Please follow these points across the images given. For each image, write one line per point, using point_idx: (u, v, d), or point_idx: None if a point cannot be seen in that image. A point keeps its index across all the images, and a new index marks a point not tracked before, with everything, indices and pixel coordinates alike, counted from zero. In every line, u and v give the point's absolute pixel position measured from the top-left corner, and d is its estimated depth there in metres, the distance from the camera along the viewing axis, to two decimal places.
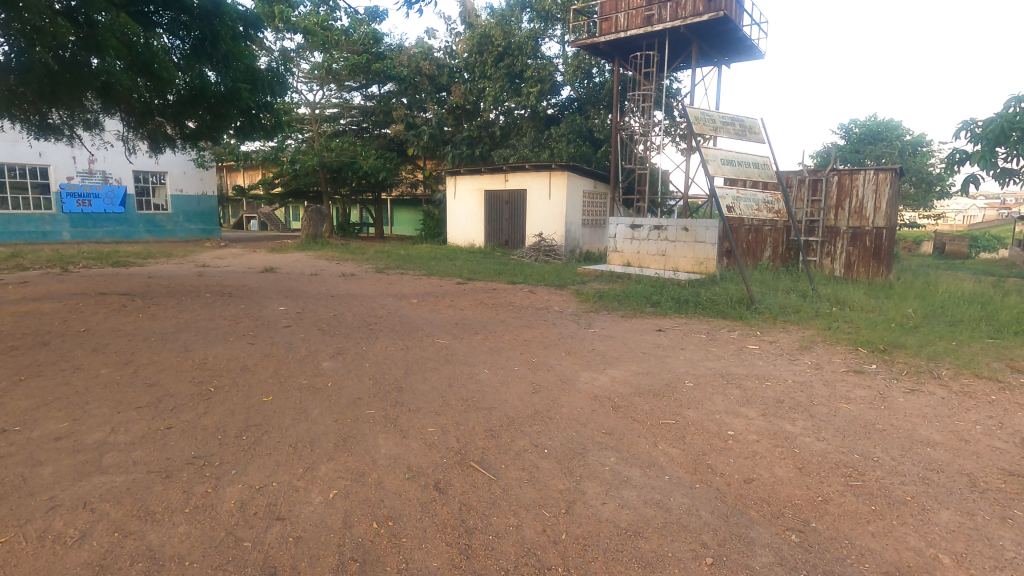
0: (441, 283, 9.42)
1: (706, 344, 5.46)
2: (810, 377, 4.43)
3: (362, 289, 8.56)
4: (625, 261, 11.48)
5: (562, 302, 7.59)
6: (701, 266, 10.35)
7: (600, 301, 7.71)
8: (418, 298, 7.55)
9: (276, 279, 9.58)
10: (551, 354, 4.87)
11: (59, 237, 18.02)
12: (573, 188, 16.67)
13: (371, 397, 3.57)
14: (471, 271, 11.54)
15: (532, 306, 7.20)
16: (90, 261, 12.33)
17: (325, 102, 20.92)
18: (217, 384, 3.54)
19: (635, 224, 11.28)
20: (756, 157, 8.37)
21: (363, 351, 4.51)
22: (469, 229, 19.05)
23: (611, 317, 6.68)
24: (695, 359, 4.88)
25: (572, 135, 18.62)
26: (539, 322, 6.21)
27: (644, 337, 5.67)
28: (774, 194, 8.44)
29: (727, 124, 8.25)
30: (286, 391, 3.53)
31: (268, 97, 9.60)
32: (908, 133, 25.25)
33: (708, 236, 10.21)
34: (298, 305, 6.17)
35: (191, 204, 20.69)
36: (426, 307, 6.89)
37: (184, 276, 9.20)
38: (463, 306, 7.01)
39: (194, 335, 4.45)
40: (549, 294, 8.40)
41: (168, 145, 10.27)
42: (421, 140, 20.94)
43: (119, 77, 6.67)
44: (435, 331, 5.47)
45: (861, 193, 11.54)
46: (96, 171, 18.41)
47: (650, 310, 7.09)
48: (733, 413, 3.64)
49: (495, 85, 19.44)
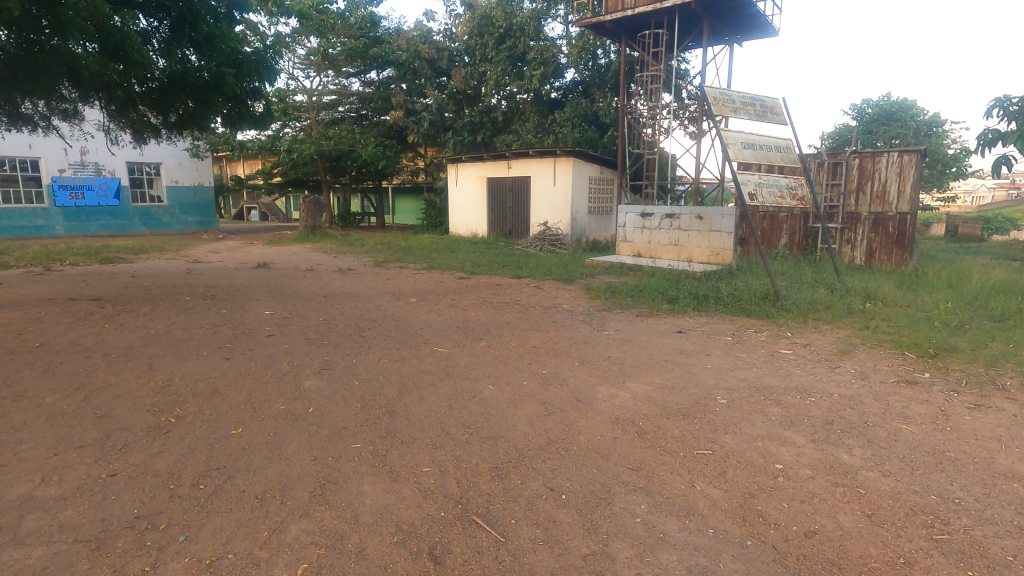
0: (442, 278, 8.94)
1: (733, 348, 4.95)
2: (857, 390, 3.91)
3: (359, 286, 8.08)
4: (636, 252, 10.94)
5: (573, 299, 7.09)
6: (716, 256, 9.79)
7: (613, 297, 7.20)
8: (417, 296, 7.04)
9: (269, 276, 9.09)
10: (563, 364, 4.36)
11: (52, 231, 17.60)
12: (578, 175, 16.07)
13: (359, 426, 3.08)
14: (473, 264, 11.03)
15: (540, 304, 6.69)
16: (78, 257, 11.87)
17: (322, 89, 20.28)
18: (179, 414, 3.05)
19: (646, 212, 10.73)
20: (779, 140, 7.79)
21: (353, 365, 4.02)
22: (471, 218, 18.52)
23: (626, 316, 6.19)
24: (724, 369, 4.36)
25: (577, 119, 17.98)
26: (548, 323, 5.73)
27: (666, 341, 5.15)
28: (798, 179, 7.88)
29: (747, 105, 7.66)
30: (261, 421, 3.04)
31: (256, 83, 9.02)
32: (922, 113, 24.43)
33: (724, 224, 9.66)
34: (287, 309, 5.67)
35: (187, 195, 20.16)
36: (426, 306, 6.40)
37: (171, 274, 8.71)
38: (465, 305, 6.51)
39: (163, 349, 3.96)
40: (558, 289, 7.89)
41: (153, 135, 9.76)
42: (421, 127, 20.30)
43: (86, 61, 6.16)
44: (435, 336, 4.98)
45: (884, 176, 10.92)
46: (88, 163, 17.90)
47: (667, 307, 6.59)
48: (778, 439, 3.14)
49: (497, 68, 18.73)
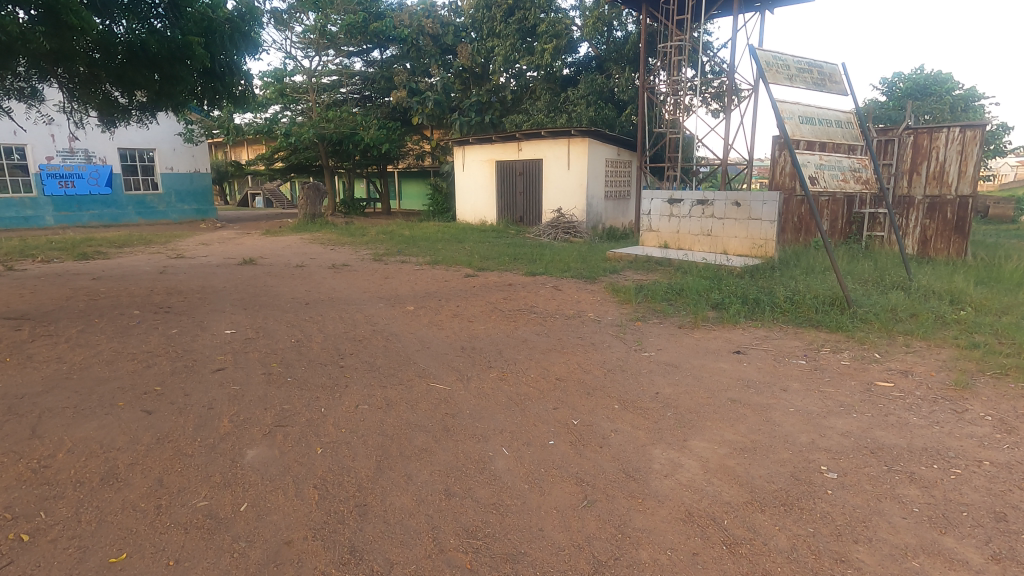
0: (445, 277, 7.91)
1: (814, 379, 3.85)
2: (1014, 452, 2.82)
3: (351, 288, 7.06)
4: (662, 243, 9.83)
5: (598, 304, 6.01)
6: (757, 249, 8.65)
7: (646, 302, 6.12)
8: (417, 302, 6.01)
9: (253, 275, 8.10)
10: (598, 408, 3.32)
11: (42, 222, 16.74)
12: (594, 157, 14.90)
13: (310, 538, 2.06)
14: (482, 258, 9.99)
15: (560, 312, 5.62)
16: (55, 252, 10.95)
17: (322, 69, 19.19)
18: (38, 525, 2.03)
19: (674, 198, 9.58)
20: (838, 113, 6.63)
21: (320, 418, 2.99)
22: (479, 204, 17.40)
23: (667, 328, 5.14)
24: (812, 413, 3.28)
25: (593, 97, 16.70)
26: (573, 340, 4.68)
27: (725, 369, 4.07)
28: (861, 158, 6.72)
29: (804, 72, 6.45)
30: (162, 536, 2.02)
31: (233, 55, 7.83)
32: (958, 87, 22.85)
33: (766, 212, 8.51)
34: (254, 325, 4.64)
35: (183, 182, 19.19)
36: (424, 317, 5.35)
37: (141, 275, 7.72)
38: (472, 315, 5.48)
39: (64, 400, 2.94)
40: (579, 290, 6.83)
41: (124, 117, 8.72)
42: (425, 108, 19.07)
43: (6, 23, 5.07)
44: (433, 364, 3.95)
45: (942, 155, 9.64)
46: (78, 149, 16.91)
47: (714, 316, 5.52)
48: (941, 556, 2.08)
49: (506, 43, 17.45)
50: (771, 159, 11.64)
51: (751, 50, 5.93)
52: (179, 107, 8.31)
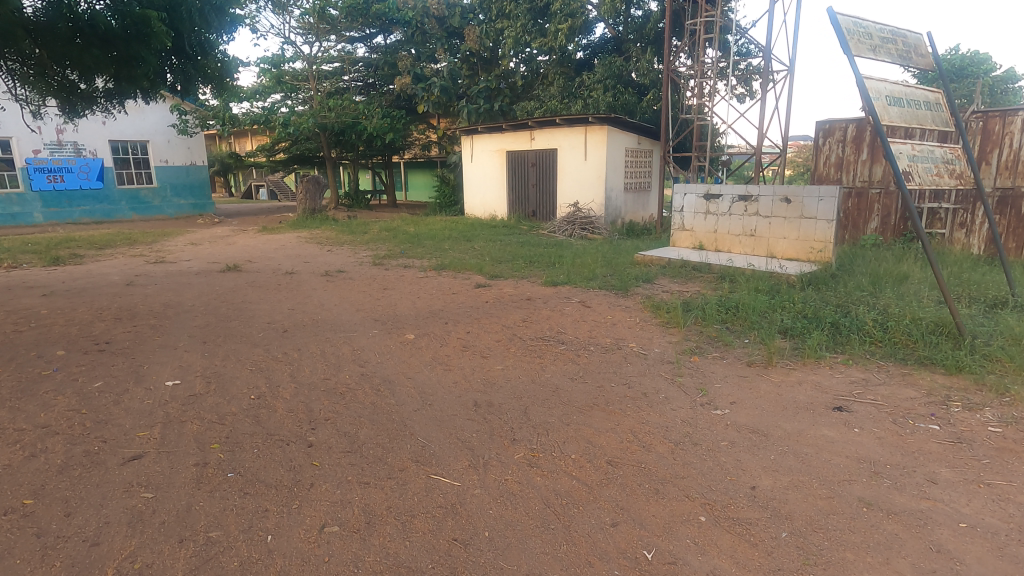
0: (453, 288, 6.86)
1: (966, 462, 2.75)
2: None
3: (342, 305, 6.02)
4: (697, 244, 8.73)
5: (639, 330, 4.93)
6: (811, 252, 7.50)
7: (697, 325, 5.05)
8: (419, 326, 4.95)
9: (234, 286, 7.09)
10: (676, 524, 2.26)
11: (30, 219, 15.83)
12: (613, 146, 13.75)
13: None
14: (494, 261, 8.93)
15: (595, 342, 4.55)
16: (28, 256, 10.01)
17: (322, 55, 18.07)
18: None
19: (711, 193, 8.46)
20: (927, 92, 5.48)
21: (262, 560, 1.95)
22: (488, 197, 16.30)
23: (734, 368, 4.05)
24: (999, 535, 2.20)
25: (611, 81, 15.42)
26: (617, 389, 3.62)
27: (833, 441, 2.99)
28: (953, 147, 5.57)
29: (887, 44, 5.29)
30: None
31: (207, 33, 6.74)
32: (996, 68, 21.26)
33: (822, 210, 7.36)
34: (207, 372, 3.60)
35: (179, 176, 18.20)
36: (427, 351, 4.30)
37: (105, 287, 6.73)
38: (486, 347, 4.42)
39: None
40: (611, 307, 5.77)
41: (89, 106, 7.69)
42: (431, 94, 17.80)
43: None
44: (435, 438, 2.90)
45: (1017, 141, 8.20)
46: (66, 142, 15.96)
47: (788, 346, 4.44)
48: None
49: (516, 25, 16.22)
50: (814, 147, 10.56)
51: (832, 14, 4.76)
52: (147, 93, 7.25)
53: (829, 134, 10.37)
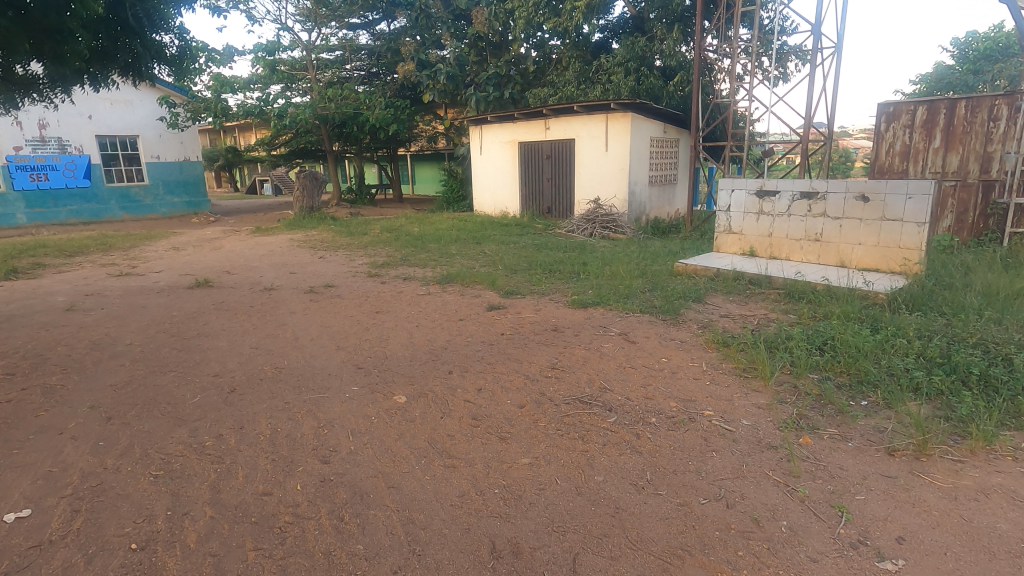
0: (460, 311, 5.59)
1: None
2: None
3: (320, 339, 4.76)
4: (748, 249, 7.40)
5: (710, 385, 3.62)
6: (896, 262, 6.16)
7: (789, 375, 3.74)
8: (414, 381, 3.66)
9: (197, 310, 5.87)
10: None
11: (13, 220, 14.73)
12: (638, 135, 12.36)
13: None
14: (508, 271, 7.63)
15: (661, 411, 3.26)
16: None
17: (320, 42, 16.81)
18: None
19: (766, 189, 7.10)
20: None
21: None
22: (499, 193, 14.98)
23: (873, 462, 2.74)
24: None
25: (633, 64, 14.01)
26: (714, 514, 2.32)
27: None
28: None
29: None
30: None
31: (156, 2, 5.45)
32: None
33: (911, 211, 5.99)
34: (83, 488, 2.36)
35: (172, 172, 17.03)
36: (421, 430, 3.01)
37: (37, 314, 5.52)
38: (506, 419, 3.14)
39: None
40: (665, 342, 4.48)
41: (28, 96, 6.45)
42: (437, 82, 16.39)
43: None
44: None
45: None
46: (49, 138, 14.81)
47: (937, 417, 3.11)
48: None
49: (528, 4, 14.75)
50: (875, 133, 9.00)
51: None
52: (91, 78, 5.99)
53: (893, 118, 8.82)
